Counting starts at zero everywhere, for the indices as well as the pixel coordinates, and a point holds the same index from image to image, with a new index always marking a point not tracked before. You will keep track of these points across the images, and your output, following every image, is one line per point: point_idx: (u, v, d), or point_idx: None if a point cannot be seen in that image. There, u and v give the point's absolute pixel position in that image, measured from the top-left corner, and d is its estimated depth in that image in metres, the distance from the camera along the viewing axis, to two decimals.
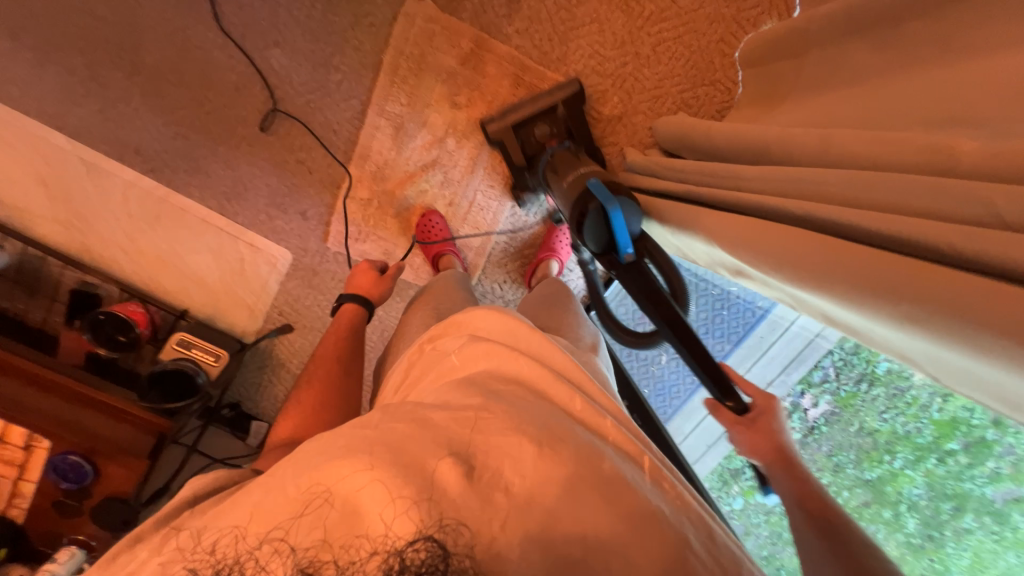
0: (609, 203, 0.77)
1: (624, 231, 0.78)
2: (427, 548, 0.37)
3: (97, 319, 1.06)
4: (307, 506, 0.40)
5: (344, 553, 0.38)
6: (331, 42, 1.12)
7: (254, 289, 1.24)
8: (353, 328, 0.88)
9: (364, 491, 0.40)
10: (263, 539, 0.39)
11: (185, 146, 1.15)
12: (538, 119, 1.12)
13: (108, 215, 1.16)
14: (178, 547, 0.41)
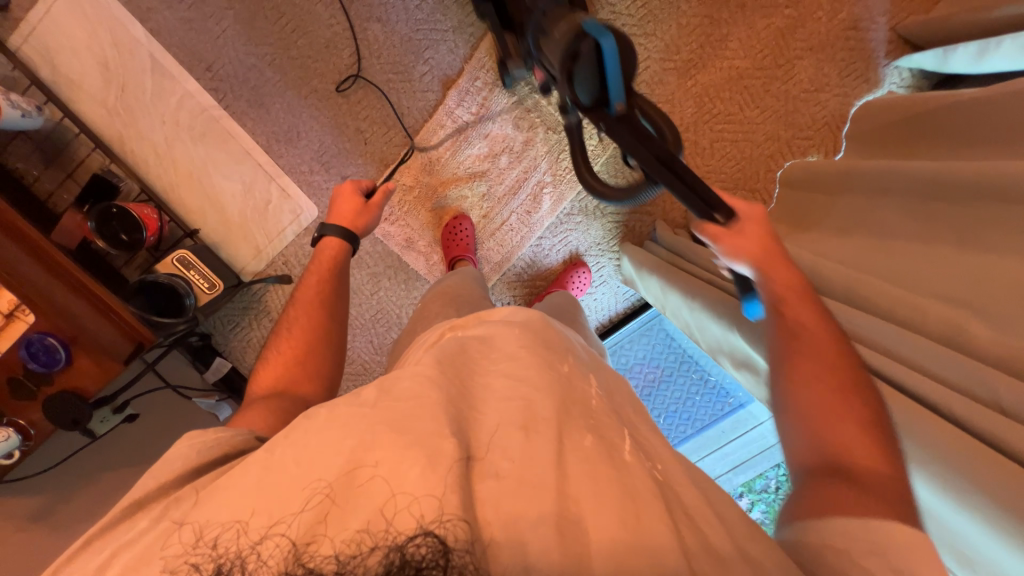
0: (606, 38, 0.58)
1: (618, 75, 0.61)
2: (427, 543, 0.37)
3: (109, 211, 1.05)
4: (309, 503, 0.40)
5: (346, 546, 0.38)
6: (429, 34, 1.15)
7: (269, 232, 1.24)
8: (335, 267, 0.84)
9: (365, 487, 0.41)
10: (267, 532, 0.40)
11: (256, 79, 1.16)
12: None
13: (156, 116, 1.16)
14: (180, 539, 0.41)
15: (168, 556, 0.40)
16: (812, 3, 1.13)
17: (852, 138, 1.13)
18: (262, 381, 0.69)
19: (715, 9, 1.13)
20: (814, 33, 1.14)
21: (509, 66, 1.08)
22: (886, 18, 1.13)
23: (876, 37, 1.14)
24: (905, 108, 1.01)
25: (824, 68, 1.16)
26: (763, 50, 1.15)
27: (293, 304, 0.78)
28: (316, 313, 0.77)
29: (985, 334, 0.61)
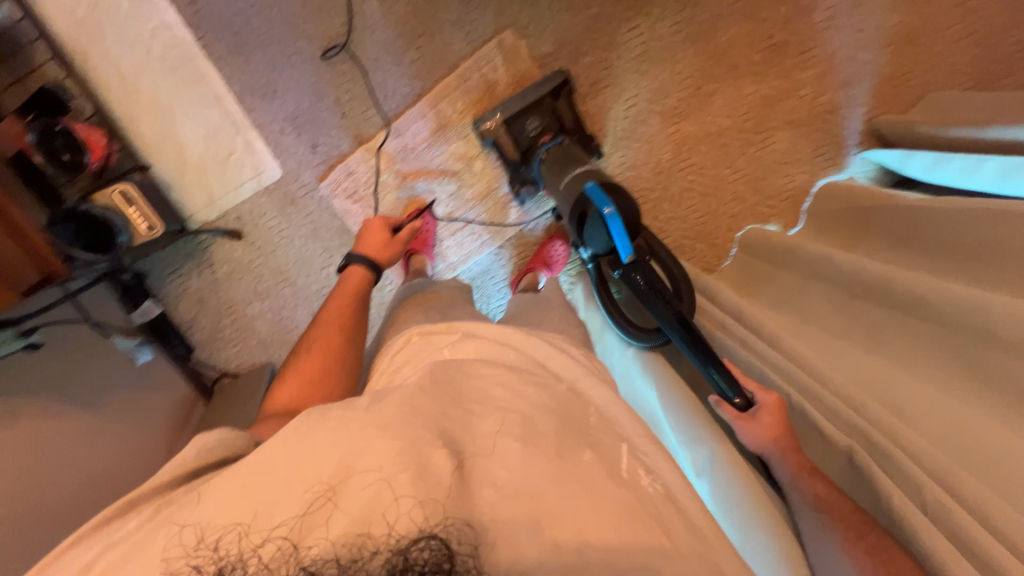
0: (607, 208, 0.80)
1: (623, 237, 0.81)
2: (430, 547, 0.38)
3: (52, 126, 0.99)
4: (311, 505, 0.41)
5: (347, 550, 0.38)
6: (427, 23, 1.14)
7: (226, 184, 1.21)
8: (359, 290, 0.89)
9: (364, 489, 0.41)
10: (268, 534, 0.40)
11: (241, 27, 1.12)
12: (527, 113, 1.11)
13: (126, 38, 1.10)
14: (182, 541, 0.41)
15: (170, 558, 0.40)
16: (800, 78, 1.16)
17: (810, 216, 1.20)
18: (280, 398, 0.70)
19: (709, 64, 1.15)
20: (795, 107, 1.17)
21: (520, 188, 1.19)
22: (864, 110, 1.17)
23: (850, 126, 1.18)
24: (851, 202, 1.08)
25: (799, 143, 1.20)
26: (745, 113, 1.18)
27: (317, 325, 0.82)
28: (328, 333, 0.79)
29: (882, 441, 0.68)
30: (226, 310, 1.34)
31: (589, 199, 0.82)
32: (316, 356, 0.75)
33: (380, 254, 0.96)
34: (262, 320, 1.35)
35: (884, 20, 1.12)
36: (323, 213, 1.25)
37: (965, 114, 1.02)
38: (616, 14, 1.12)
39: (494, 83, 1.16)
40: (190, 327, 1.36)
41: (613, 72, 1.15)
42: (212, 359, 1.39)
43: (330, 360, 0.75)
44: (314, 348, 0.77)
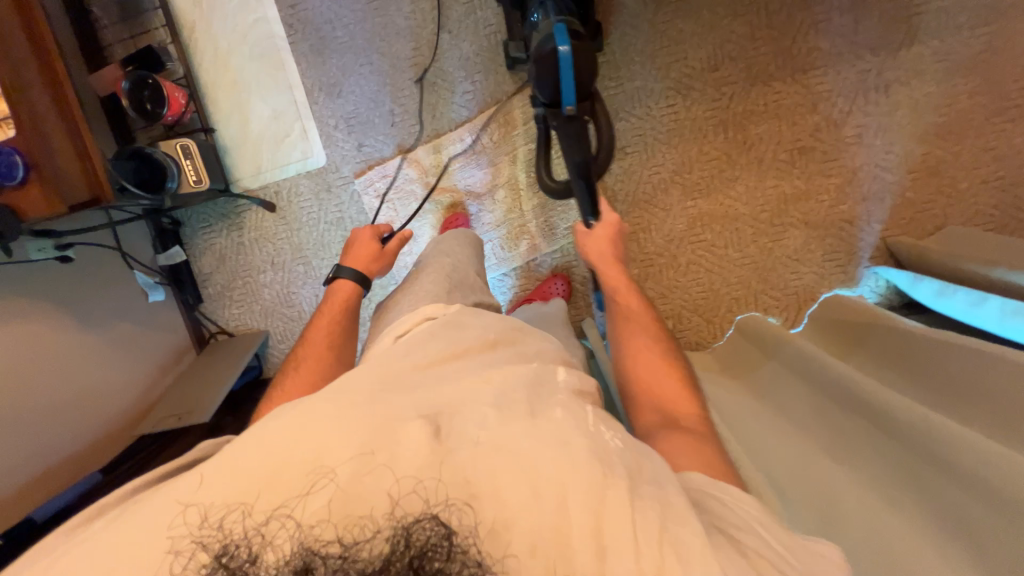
0: (563, 46, 0.87)
1: (572, 86, 0.90)
2: (431, 527, 0.45)
3: (145, 79, 1.15)
4: (313, 486, 0.48)
5: (348, 531, 0.46)
6: (486, 61, 1.24)
7: (275, 161, 1.33)
8: (346, 305, 0.93)
9: (369, 476, 0.48)
10: (272, 514, 0.47)
11: (327, 32, 1.26)
12: None
13: (229, 23, 1.26)
14: (185, 520, 0.47)
15: (173, 536, 0.46)
16: (823, 184, 1.19)
17: (811, 318, 1.22)
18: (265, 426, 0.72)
19: (736, 152, 1.20)
20: (812, 210, 1.21)
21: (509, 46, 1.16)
22: (881, 226, 1.19)
23: (865, 240, 1.20)
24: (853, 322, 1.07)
25: (811, 244, 1.22)
26: (764, 204, 1.22)
27: (302, 343, 0.86)
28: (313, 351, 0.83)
29: None
30: (241, 273, 1.43)
31: (551, 37, 0.88)
32: (302, 372, 0.79)
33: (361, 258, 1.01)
34: (270, 290, 1.43)
35: (917, 146, 1.15)
36: (352, 205, 1.34)
37: (981, 252, 1.01)
38: (657, 89, 1.19)
39: (535, 126, 1.25)
40: (205, 280, 1.45)
41: (644, 140, 1.22)
42: (216, 314, 1.47)
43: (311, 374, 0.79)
44: (301, 368, 0.80)
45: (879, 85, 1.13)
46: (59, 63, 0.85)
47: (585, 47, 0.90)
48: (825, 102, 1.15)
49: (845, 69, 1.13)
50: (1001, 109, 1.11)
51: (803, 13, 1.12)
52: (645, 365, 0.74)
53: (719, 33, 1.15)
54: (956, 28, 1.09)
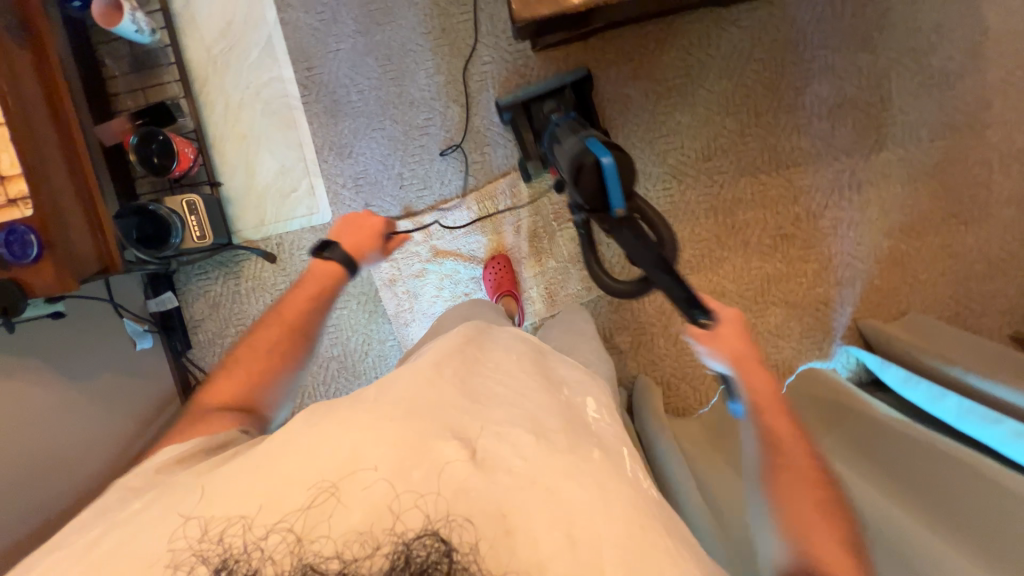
0: (603, 157, 0.82)
1: (618, 186, 0.82)
2: (430, 544, 0.47)
3: (154, 135, 1.15)
4: (314, 500, 0.49)
5: (348, 548, 0.47)
6: (496, 134, 1.29)
7: (279, 214, 1.34)
8: (321, 286, 0.83)
9: (369, 487, 0.50)
10: (272, 527, 0.48)
11: (341, 96, 1.29)
12: (547, 96, 1.19)
13: (244, 80, 1.28)
14: (186, 534, 0.49)
15: (177, 549, 0.48)
16: (802, 268, 1.29)
17: (789, 390, 1.30)
18: (215, 393, 0.74)
19: (725, 235, 1.29)
20: (791, 291, 1.30)
21: (528, 164, 1.24)
22: (852, 310, 1.30)
23: (838, 321, 1.31)
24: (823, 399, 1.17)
25: (790, 322, 1.32)
26: (749, 283, 1.31)
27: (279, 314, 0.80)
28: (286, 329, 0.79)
29: None
30: (234, 321, 1.41)
31: (588, 150, 0.85)
32: (261, 350, 0.77)
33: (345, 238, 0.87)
34: None
35: (884, 240, 1.27)
36: None
37: (940, 347, 1.12)
38: (655, 173, 1.27)
39: (539, 200, 1.31)
40: (195, 327, 1.42)
41: None
42: (204, 362, 1.43)
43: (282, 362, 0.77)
44: (261, 338, 0.78)
45: (852, 183, 1.25)
46: (78, 135, 0.86)
47: (626, 153, 0.84)
48: (805, 195, 1.26)
49: (823, 167, 1.25)
50: (956, 211, 1.24)
51: (787, 116, 1.23)
52: (832, 550, 0.59)
53: (713, 127, 1.24)
54: (918, 140, 1.22)
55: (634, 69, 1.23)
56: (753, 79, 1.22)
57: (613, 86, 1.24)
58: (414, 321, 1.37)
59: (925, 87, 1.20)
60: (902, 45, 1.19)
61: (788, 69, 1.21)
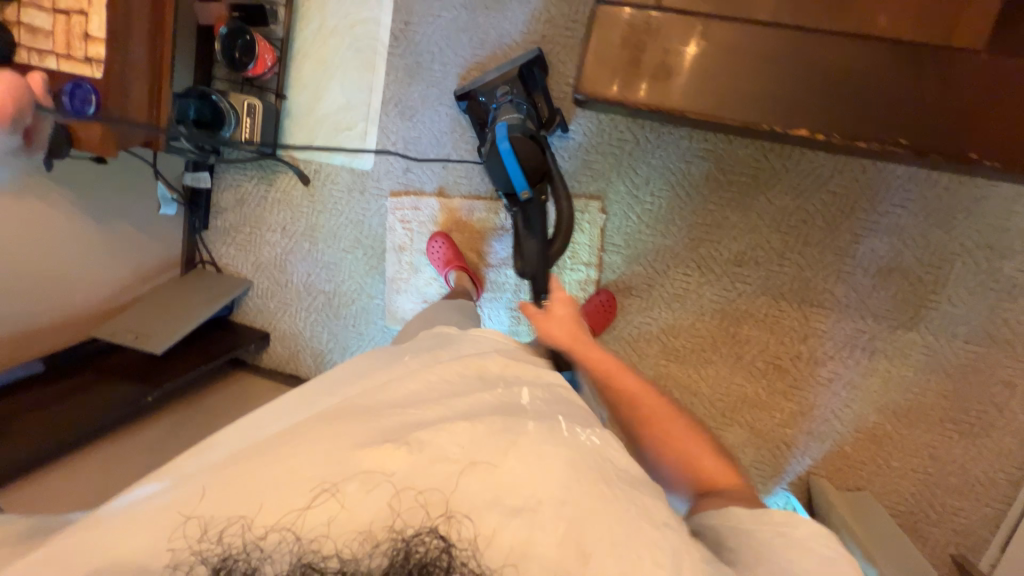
0: (503, 140, 1.10)
1: (512, 168, 1.12)
2: (432, 541, 0.54)
3: (242, 31, 1.19)
4: (314, 500, 0.56)
5: (344, 546, 0.53)
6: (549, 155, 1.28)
7: (327, 145, 1.39)
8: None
9: (370, 491, 0.56)
10: (271, 528, 0.54)
11: (425, 60, 1.30)
12: (499, 80, 1.16)
13: (343, 9, 1.31)
14: (186, 531, 0.54)
15: (175, 544, 0.53)
16: (780, 403, 1.27)
17: None
18: None
19: (722, 342, 1.27)
20: (761, 421, 1.29)
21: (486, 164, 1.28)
22: (810, 462, 1.28)
23: (792, 466, 1.29)
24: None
25: (746, 447, 1.30)
26: (723, 393, 1.29)
27: None
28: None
29: None
30: (252, 221, 1.49)
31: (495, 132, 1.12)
32: None
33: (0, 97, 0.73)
34: (271, 249, 1.50)
35: (872, 413, 1.23)
36: (377, 215, 1.41)
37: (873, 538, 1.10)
38: (681, 256, 1.25)
39: None
40: (217, 212, 1.51)
41: (649, 291, 1.29)
42: (212, 246, 1.53)
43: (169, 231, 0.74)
44: None
45: (867, 347, 1.21)
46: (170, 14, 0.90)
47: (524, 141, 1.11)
48: (815, 338, 1.22)
49: (845, 321, 1.20)
50: (957, 419, 1.19)
51: (833, 258, 1.18)
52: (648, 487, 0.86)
53: (757, 237, 1.21)
54: (952, 335, 1.16)
55: (705, 149, 1.20)
56: (818, 209, 1.17)
57: (677, 158, 1.22)
58: (406, 292, 1.42)
59: (984, 287, 1.13)
60: (981, 237, 1.12)
61: (854, 214, 1.16)
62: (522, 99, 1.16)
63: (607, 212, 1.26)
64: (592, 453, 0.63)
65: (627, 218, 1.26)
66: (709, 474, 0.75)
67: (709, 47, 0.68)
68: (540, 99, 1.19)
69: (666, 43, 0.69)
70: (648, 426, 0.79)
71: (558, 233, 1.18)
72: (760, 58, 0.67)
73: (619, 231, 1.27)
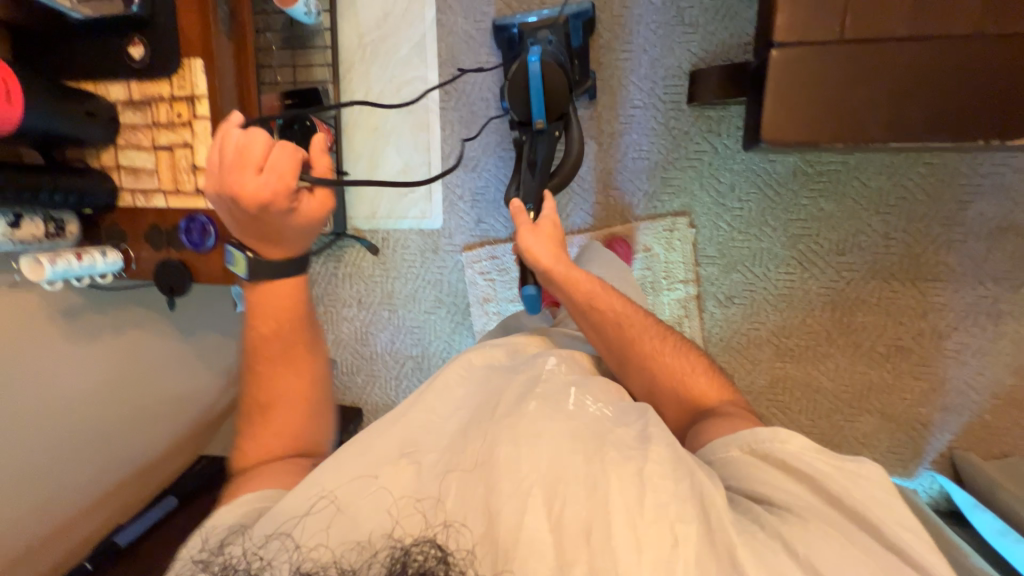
0: (534, 63, 1.04)
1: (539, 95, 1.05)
2: (425, 549, 0.57)
3: (301, 119, 1.15)
4: (316, 509, 0.62)
5: (345, 557, 0.58)
6: (625, 180, 1.24)
7: (392, 211, 1.37)
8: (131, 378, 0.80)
9: (374, 496, 0.62)
10: (270, 538, 0.60)
11: (479, 109, 1.28)
12: (541, 25, 1.13)
13: (388, 74, 1.28)
14: (192, 548, 0.63)
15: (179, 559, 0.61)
16: (909, 384, 1.23)
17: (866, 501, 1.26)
18: None
19: (837, 333, 1.24)
20: (891, 404, 1.25)
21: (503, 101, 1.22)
22: (951, 437, 1.24)
23: (933, 444, 1.25)
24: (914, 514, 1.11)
25: (881, 433, 1.26)
26: (847, 384, 1.26)
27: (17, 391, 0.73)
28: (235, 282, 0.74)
29: None
30: (326, 300, 1.46)
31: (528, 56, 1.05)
32: None
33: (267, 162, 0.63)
34: (349, 324, 1.46)
35: (1007, 376, 1.20)
36: (454, 271, 1.38)
37: None
38: (781, 255, 1.22)
39: (654, 256, 1.26)
40: None
41: (753, 297, 1.25)
42: None
43: (275, 276, 0.77)
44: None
45: (991, 312, 1.17)
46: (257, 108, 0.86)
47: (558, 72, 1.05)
48: (935, 312, 1.19)
49: (964, 289, 1.17)
50: None
51: (941, 229, 1.15)
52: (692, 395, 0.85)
53: (858, 222, 1.18)
54: None
55: None
56: (917, 183, 1.14)
57: (760, 159, 1.19)
58: None
59: None
60: None
61: (955, 181, 1.13)
62: (564, 47, 1.11)
63: (696, 225, 1.24)
64: (594, 422, 0.70)
65: (717, 228, 1.23)
66: (701, 391, 0.83)
67: (855, 67, 0.63)
68: (575, 59, 1.14)
69: (808, 76, 0.64)
70: (621, 329, 0.86)
71: (558, 174, 1.13)
72: (935, 64, 0.61)
73: (711, 242, 1.24)
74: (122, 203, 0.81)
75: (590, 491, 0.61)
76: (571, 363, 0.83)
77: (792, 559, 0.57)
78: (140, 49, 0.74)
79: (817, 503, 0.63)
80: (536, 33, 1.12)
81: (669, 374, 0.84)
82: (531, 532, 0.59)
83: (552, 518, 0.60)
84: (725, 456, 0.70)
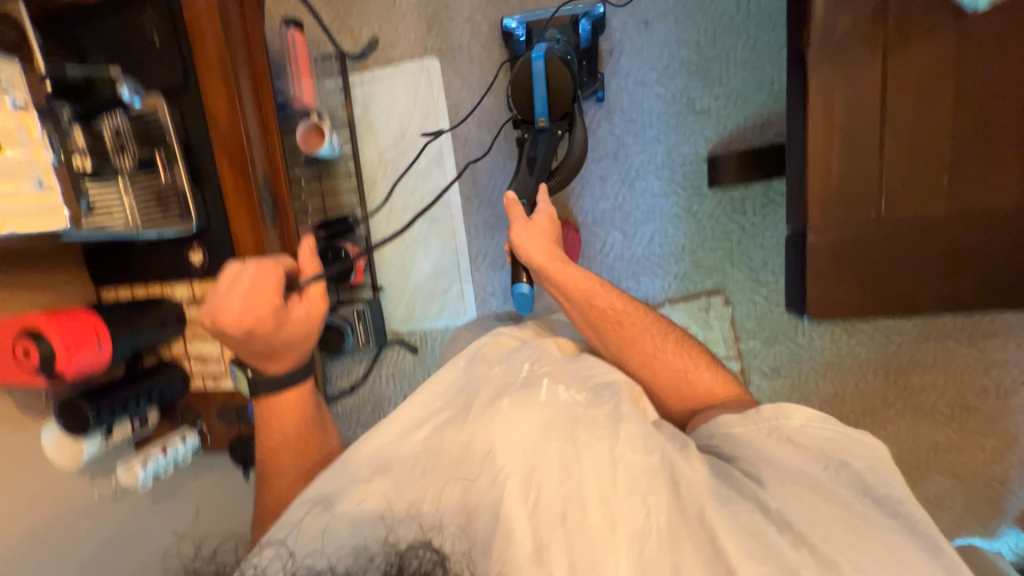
0: (538, 60, 1.01)
1: (541, 91, 1.02)
2: (425, 552, 0.63)
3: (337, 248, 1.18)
4: (312, 518, 0.69)
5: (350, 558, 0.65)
6: (655, 264, 1.24)
7: (428, 312, 1.40)
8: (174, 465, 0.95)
9: (368, 503, 0.70)
10: (276, 548, 0.67)
11: (502, 210, 1.31)
12: (552, 25, 1.13)
13: (411, 187, 1.33)
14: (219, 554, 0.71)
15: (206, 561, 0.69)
16: (978, 442, 1.19)
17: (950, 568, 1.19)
18: None
19: (893, 395, 1.20)
20: (960, 463, 1.20)
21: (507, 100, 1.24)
22: None
23: (1013, 501, 1.19)
24: None
25: (954, 494, 1.21)
26: (912, 447, 1.21)
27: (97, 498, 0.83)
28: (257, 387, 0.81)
29: None
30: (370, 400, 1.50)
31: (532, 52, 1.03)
32: None
33: (270, 289, 0.72)
34: None
35: None
36: None
37: None
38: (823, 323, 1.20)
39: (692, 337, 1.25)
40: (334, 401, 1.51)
41: (799, 367, 1.23)
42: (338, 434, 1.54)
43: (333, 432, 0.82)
44: None
45: None
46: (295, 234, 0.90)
47: (562, 67, 1.03)
48: (996, 368, 1.15)
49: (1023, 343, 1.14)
50: None
51: None
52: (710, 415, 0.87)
53: None
54: None
55: None
56: None
57: None
58: None
59: None
60: None
61: None
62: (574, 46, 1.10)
63: (731, 302, 1.23)
64: (565, 409, 0.75)
65: (754, 302, 1.22)
66: (708, 388, 0.87)
67: (885, 245, 0.62)
68: (583, 60, 1.14)
69: (841, 257, 0.62)
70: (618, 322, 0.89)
71: (560, 172, 1.12)
72: (964, 243, 0.61)
73: (749, 317, 1.23)
74: (195, 387, 0.87)
75: (564, 473, 0.68)
76: (542, 354, 0.89)
77: (769, 517, 0.63)
78: (200, 253, 0.80)
79: (828, 479, 0.66)
80: (546, 36, 1.11)
81: (673, 372, 0.88)
82: (511, 525, 0.65)
83: (529, 507, 0.67)
84: (730, 431, 0.75)
